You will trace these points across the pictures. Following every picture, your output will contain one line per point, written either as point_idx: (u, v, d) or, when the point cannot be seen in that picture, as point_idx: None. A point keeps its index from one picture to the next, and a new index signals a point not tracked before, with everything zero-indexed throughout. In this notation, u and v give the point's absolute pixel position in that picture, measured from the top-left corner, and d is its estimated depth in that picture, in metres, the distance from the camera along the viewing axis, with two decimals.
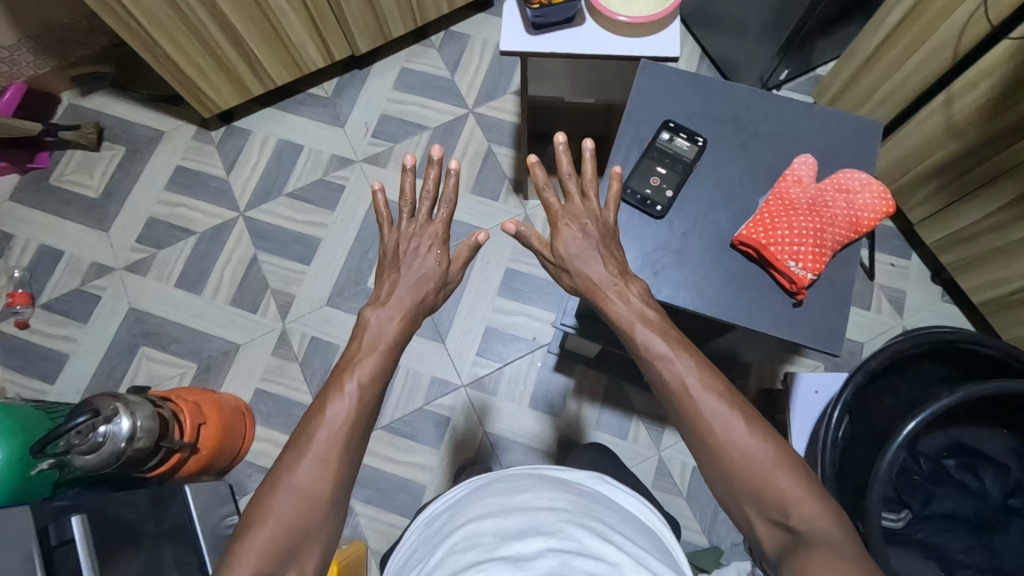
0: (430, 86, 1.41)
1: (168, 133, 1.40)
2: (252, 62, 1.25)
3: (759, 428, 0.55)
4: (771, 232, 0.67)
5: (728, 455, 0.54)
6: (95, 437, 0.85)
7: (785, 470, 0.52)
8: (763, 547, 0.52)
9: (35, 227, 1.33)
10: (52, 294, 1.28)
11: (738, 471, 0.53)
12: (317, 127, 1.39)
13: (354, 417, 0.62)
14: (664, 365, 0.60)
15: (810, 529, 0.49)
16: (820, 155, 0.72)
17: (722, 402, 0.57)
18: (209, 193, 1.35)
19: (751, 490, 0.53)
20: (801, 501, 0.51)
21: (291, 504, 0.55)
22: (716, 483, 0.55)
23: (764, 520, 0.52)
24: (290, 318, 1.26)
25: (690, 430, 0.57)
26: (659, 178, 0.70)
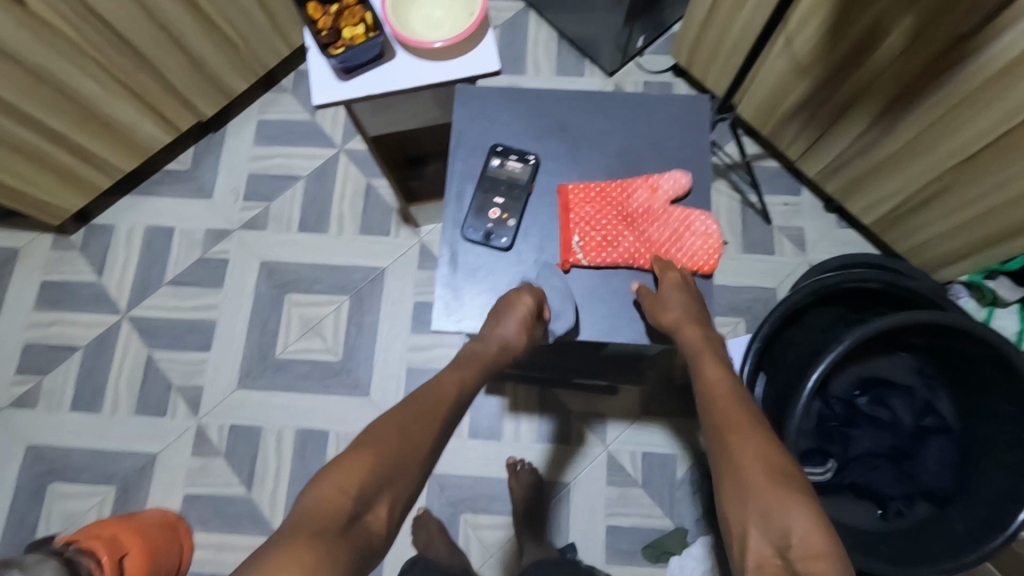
0: (292, 133, 1.34)
1: (23, 249, 1.28)
2: (88, 157, 1.16)
3: (778, 461, 0.56)
4: (582, 203, 0.71)
5: (746, 473, 0.55)
6: None
7: (798, 505, 0.52)
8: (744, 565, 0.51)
9: None
10: None
11: (756, 488, 0.54)
12: (183, 205, 1.30)
13: (453, 398, 0.62)
14: (715, 372, 0.64)
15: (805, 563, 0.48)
16: (648, 149, 0.73)
17: (757, 426, 0.59)
18: (83, 302, 1.26)
19: (761, 508, 0.52)
20: (809, 536, 0.50)
21: (395, 438, 0.57)
22: (726, 503, 0.56)
23: (762, 537, 0.51)
24: (203, 412, 1.19)
25: (721, 437, 0.59)
26: (499, 209, 0.71)
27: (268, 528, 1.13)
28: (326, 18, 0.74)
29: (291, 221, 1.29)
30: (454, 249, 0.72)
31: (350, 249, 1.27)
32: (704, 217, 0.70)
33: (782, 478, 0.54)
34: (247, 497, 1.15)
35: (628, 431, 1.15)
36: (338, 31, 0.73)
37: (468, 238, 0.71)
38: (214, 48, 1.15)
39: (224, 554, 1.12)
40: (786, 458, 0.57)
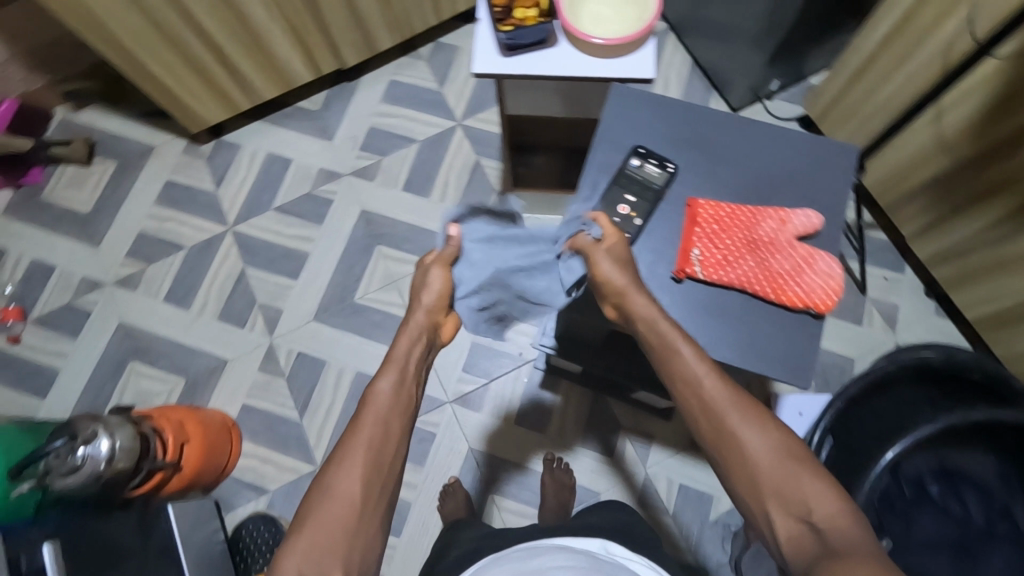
0: (418, 98, 1.40)
1: (158, 148, 1.40)
2: (239, 78, 1.26)
3: (779, 439, 0.59)
4: (711, 217, 0.71)
5: (753, 456, 0.58)
6: (73, 459, 0.86)
7: (809, 474, 0.56)
8: (780, 545, 0.54)
9: (28, 242, 1.35)
10: (44, 308, 1.30)
11: (767, 470, 0.57)
12: (305, 141, 1.39)
13: (382, 427, 0.67)
14: (680, 358, 0.64)
15: (832, 531, 0.52)
16: (782, 186, 0.74)
17: (745, 403, 0.62)
18: (198, 207, 1.36)
19: (774, 488, 0.56)
20: (826, 502, 0.54)
21: (333, 504, 0.62)
22: (739, 491, 0.59)
23: (783, 514, 0.55)
24: (277, 333, 1.26)
25: (714, 427, 0.61)
26: (628, 206, 0.73)
27: (309, 455, 1.19)
28: None
29: (398, 179, 1.35)
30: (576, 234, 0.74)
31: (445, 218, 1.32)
32: (828, 260, 0.69)
33: (786, 459, 0.57)
34: (298, 422, 1.21)
35: (671, 458, 1.15)
36: (512, 9, 0.77)
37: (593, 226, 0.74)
38: (375, 5, 1.23)
39: (265, 468, 1.19)
40: (782, 430, 0.60)
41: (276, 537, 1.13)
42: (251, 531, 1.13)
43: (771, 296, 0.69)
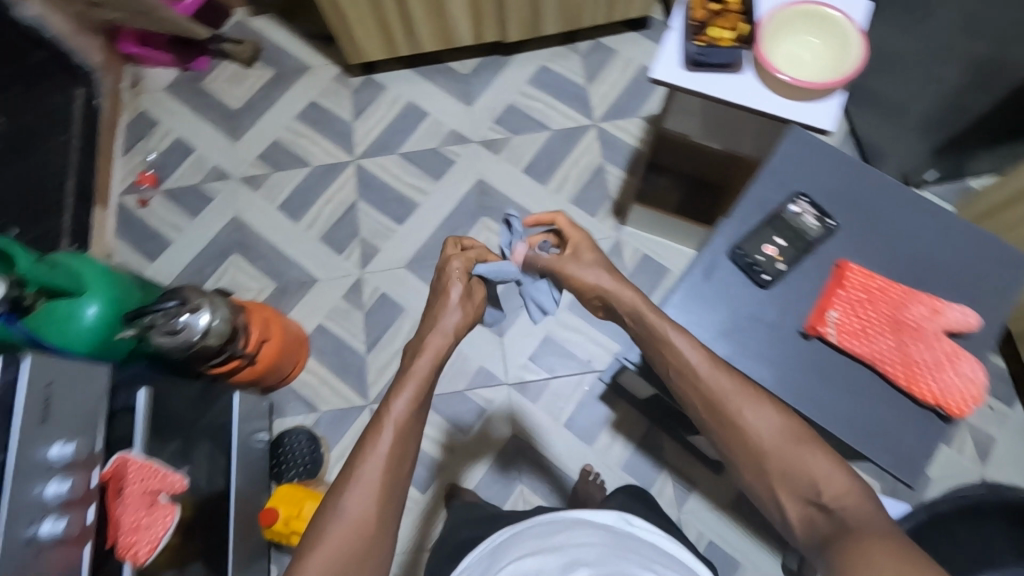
0: (562, 89, 1.42)
1: (313, 69, 1.48)
2: (408, 26, 1.31)
3: (781, 418, 0.60)
4: (858, 286, 0.69)
5: (756, 440, 0.59)
6: (176, 323, 0.93)
7: (814, 452, 0.57)
8: (792, 525, 0.57)
9: (178, 120, 1.46)
10: (175, 183, 1.41)
11: (772, 455, 0.58)
12: (446, 100, 1.43)
13: (399, 448, 0.63)
14: (679, 351, 0.65)
15: (841, 507, 0.54)
16: (936, 277, 0.70)
17: (743, 387, 0.62)
18: (332, 133, 1.43)
19: (780, 469, 0.58)
20: (833, 480, 0.56)
21: (343, 528, 0.58)
22: (746, 477, 0.61)
23: (794, 497, 0.57)
24: (368, 269, 1.31)
25: (716, 414, 0.62)
26: (775, 249, 0.71)
27: (364, 390, 1.24)
28: (703, 11, 0.78)
29: (521, 159, 1.37)
30: (712, 261, 0.72)
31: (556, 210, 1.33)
32: (973, 364, 0.66)
33: (790, 441, 0.59)
34: (362, 356, 1.26)
35: (708, 512, 1.11)
36: (707, 26, 0.77)
37: (732, 257, 0.72)
38: None
39: (321, 389, 1.24)
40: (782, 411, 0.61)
41: (314, 455, 1.17)
42: (295, 440, 1.18)
43: (900, 383, 0.66)
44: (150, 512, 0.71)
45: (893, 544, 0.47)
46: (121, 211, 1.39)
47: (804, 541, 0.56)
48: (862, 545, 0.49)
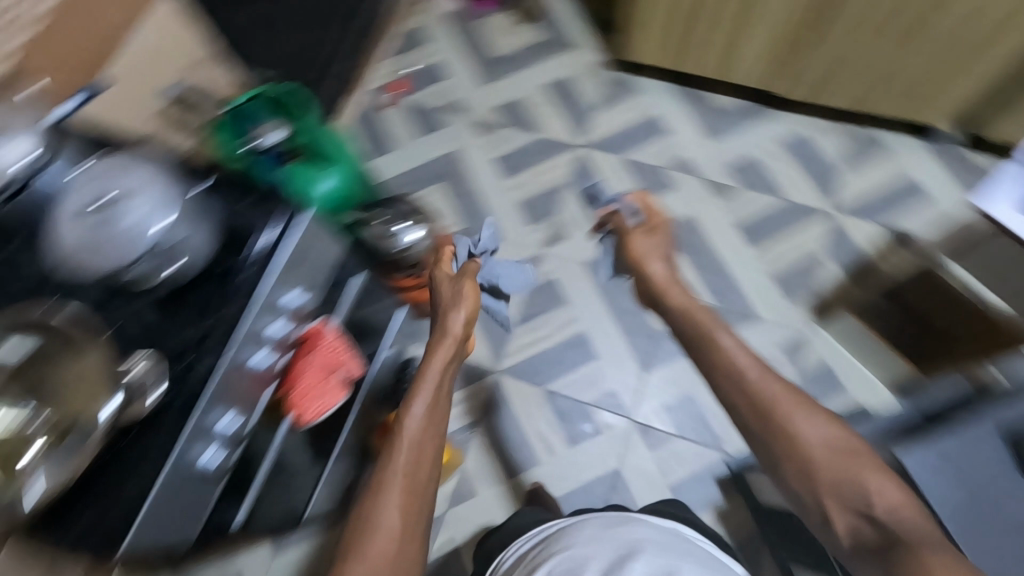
0: (813, 164, 1.34)
1: (580, 48, 1.51)
2: (695, 45, 1.29)
3: (832, 433, 0.70)
4: None
5: (805, 448, 0.70)
6: (388, 230, 0.99)
7: (871, 474, 0.66)
8: (836, 531, 0.67)
9: (443, 46, 1.54)
10: (418, 99, 1.49)
11: (822, 467, 0.68)
12: (691, 126, 1.40)
13: (416, 454, 0.70)
14: (735, 355, 0.79)
15: (889, 519, 0.63)
16: None
17: (792, 398, 0.73)
18: (571, 113, 1.45)
19: (830, 484, 0.67)
20: (884, 495, 0.65)
21: (381, 535, 0.64)
22: (790, 478, 0.71)
23: (846, 512, 0.66)
24: (550, 251, 1.33)
25: (770, 429, 0.72)
26: None
27: (497, 358, 1.25)
28: None
29: (740, 214, 1.31)
30: None
31: (754, 278, 1.26)
32: None
33: (846, 455, 0.68)
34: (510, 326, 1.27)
35: None
36: None
37: None
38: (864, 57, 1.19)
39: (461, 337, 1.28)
40: (832, 426, 0.71)
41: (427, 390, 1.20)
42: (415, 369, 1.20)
43: None
44: (327, 392, 0.78)
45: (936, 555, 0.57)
46: (364, 104, 1.49)
47: (848, 547, 0.66)
48: (911, 551, 0.58)
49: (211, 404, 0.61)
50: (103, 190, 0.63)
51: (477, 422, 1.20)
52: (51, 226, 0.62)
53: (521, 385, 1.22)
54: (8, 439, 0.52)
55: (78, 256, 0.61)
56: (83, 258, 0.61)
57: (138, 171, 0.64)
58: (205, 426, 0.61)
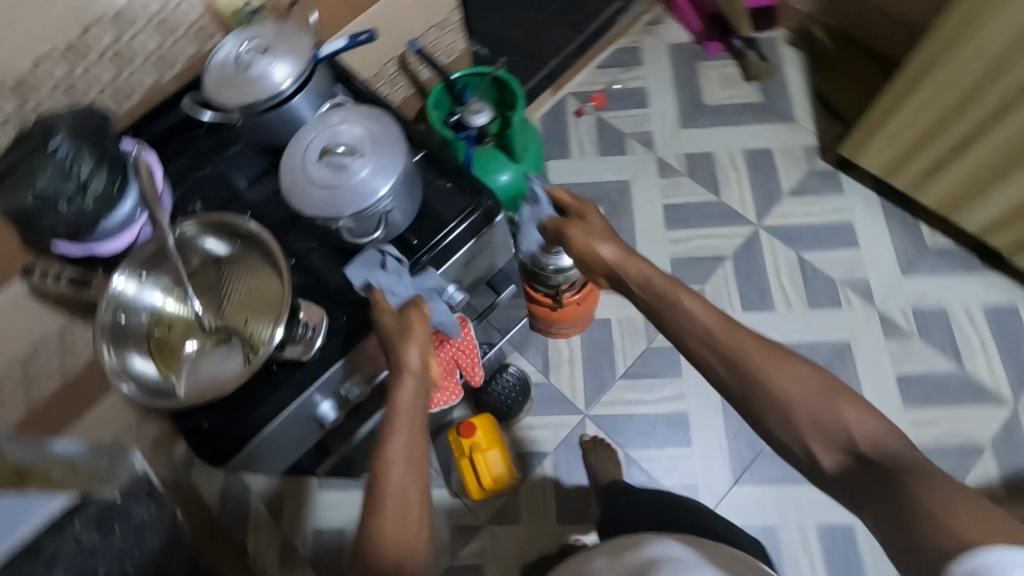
0: (1013, 346, 1.17)
1: (797, 126, 1.40)
2: (929, 174, 1.16)
3: (809, 370, 0.53)
4: None
5: (786, 397, 0.52)
6: (550, 247, 0.94)
7: (853, 406, 0.50)
8: (819, 471, 0.51)
9: (656, 75, 1.49)
10: (612, 118, 1.46)
11: (786, 398, 0.52)
12: (886, 251, 1.27)
13: (405, 506, 0.51)
14: (669, 308, 0.62)
15: (880, 456, 0.48)
16: None
17: (760, 340, 0.55)
18: (760, 187, 1.35)
19: (809, 418, 0.51)
20: (868, 423, 0.49)
21: None
22: (766, 422, 0.53)
23: (829, 449, 0.50)
24: None
25: (725, 369, 0.56)
26: None
27: (591, 401, 1.20)
28: None
29: (905, 365, 1.17)
30: None
31: None
32: None
33: (828, 392, 0.51)
34: (615, 376, 1.22)
35: None
36: None
37: None
38: None
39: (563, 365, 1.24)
40: (802, 360, 0.54)
41: (511, 403, 1.16)
42: (506, 380, 1.16)
43: None
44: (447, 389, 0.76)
45: (939, 487, 0.43)
46: (559, 104, 1.48)
47: (833, 484, 0.50)
48: (904, 483, 0.45)
49: (347, 365, 0.61)
50: (350, 137, 0.58)
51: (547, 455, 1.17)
52: (291, 152, 0.59)
53: (604, 438, 1.17)
54: (184, 320, 0.61)
55: (303, 191, 0.56)
56: (306, 195, 0.56)
57: (391, 130, 0.58)
58: (336, 387, 0.63)
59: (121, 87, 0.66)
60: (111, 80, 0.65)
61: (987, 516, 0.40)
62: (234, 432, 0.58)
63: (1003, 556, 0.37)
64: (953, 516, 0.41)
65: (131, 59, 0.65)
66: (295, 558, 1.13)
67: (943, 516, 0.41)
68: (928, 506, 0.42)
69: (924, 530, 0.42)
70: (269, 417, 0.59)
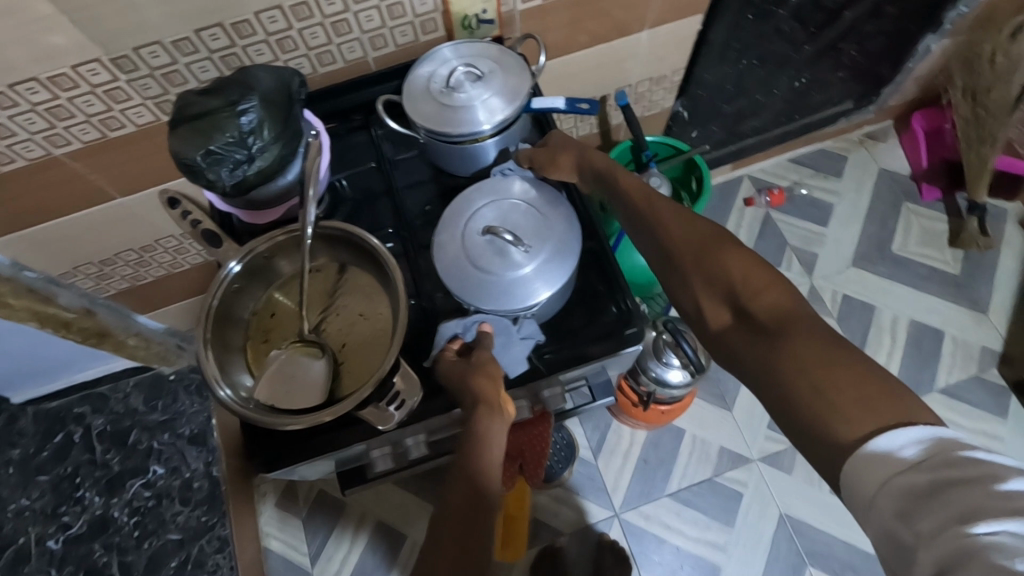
0: None
1: (984, 319, 1.21)
2: None
3: (690, 221, 0.53)
4: None
5: (669, 244, 0.52)
6: (663, 356, 0.87)
7: (736, 251, 0.49)
8: (701, 325, 0.49)
9: (850, 196, 1.32)
10: (781, 222, 1.31)
11: (692, 254, 0.51)
12: None
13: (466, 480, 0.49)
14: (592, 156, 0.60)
15: (759, 306, 0.46)
16: None
17: (667, 201, 0.55)
18: (911, 367, 1.18)
19: (705, 275, 0.49)
20: (751, 273, 0.48)
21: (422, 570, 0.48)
22: (665, 282, 0.53)
23: (711, 296, 0.49)
24: (764, 468, 1.13)
25: (638, 227, 0.56)
26: None
27: (628, 506, 1.12)
28: None
29: None
30: None
31: None
32: None
33: (701, 246, 0.51)
34: (663, 494, 1.12)
35: None
36: None
37: None
38: None
39: (615, 453, 1.15)
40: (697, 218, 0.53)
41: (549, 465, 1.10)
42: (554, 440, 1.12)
43: None
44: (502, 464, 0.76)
45: (837, 365, 0.40)
46: (733, 183, 1.34)
47: (714, 338, 0.48)
48: (786, 348, 0.42)
49: (438, 424, 0.60)
50: (525, 230, 0.56)
51: (563, 533, 1.10)
52: (464, 208, 0.58)
53: (624, 548, 1.09)
54: (292, 318, 0.59)
55: (450, 259, 0.55)
56: (451, 265, 0.55)
57: (567, 249, 0.54)
58: (399, 440, 0.61)
59: (327, 53, 0.63)
60: (320, 44, 0.62)
61: (870, 392, 0.39)
62: (295, 444, 0.57)
63: (892, 439, 0.37)
64: (840, 394, 0.39)
65: (347, 32, 0.62)
66: (293, 504, 1.11)
67: (837, 407, 0.39)
68: (814, 379, 0.40)
69: (808, 411, 0.40)
70: (359, 438, 0.57)
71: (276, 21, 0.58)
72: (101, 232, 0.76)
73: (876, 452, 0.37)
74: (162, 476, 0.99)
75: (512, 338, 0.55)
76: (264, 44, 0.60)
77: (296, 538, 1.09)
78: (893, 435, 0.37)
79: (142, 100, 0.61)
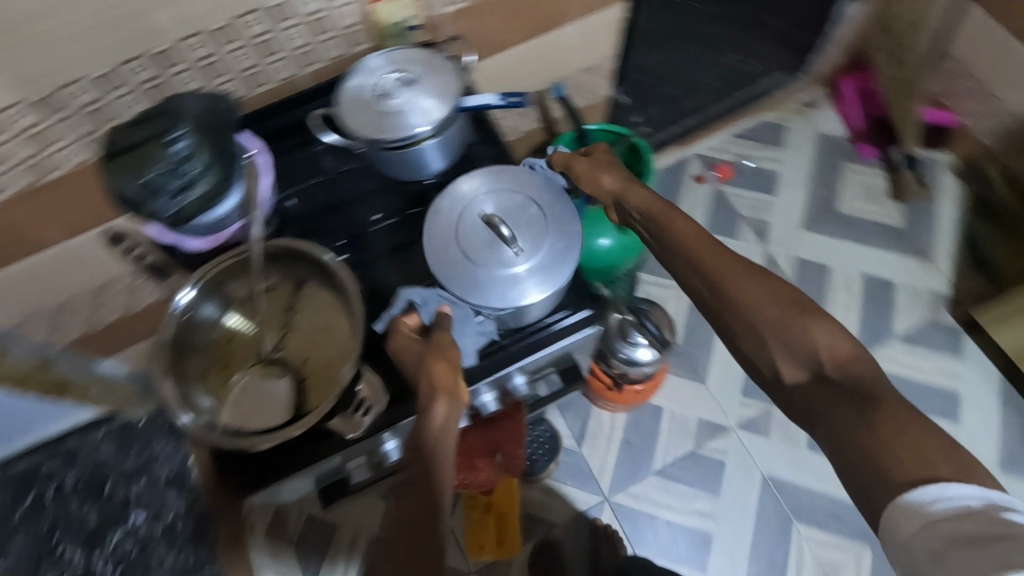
0: None
1: (931, 265, 1.26)
2: None
3: (772, 284, 0.53)
4: None
5: (748, 306, 0.52)
6: (631, 336, 0.88)
7: (822, 317, 0.50)
8: (773, 381, 0.51)
9: (794, 163, 1.37)
10: (732, 196, 1.35)
11: (769, 317, 0.51)
12: (987, 437, 1.13)
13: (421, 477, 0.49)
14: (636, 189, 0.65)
15: (840, 370, 0.48)
16: None
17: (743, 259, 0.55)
18: (868, 319, 1.22)
19: (783, 334, 0.50)
20: (835, 337, 0.49)
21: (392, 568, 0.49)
22: (737, 340, 0.53)
23: (790, 357, 0.50)
24: (743, 434, 1.16)
25: (704, 279, 0.56)
26: None
27: (617, 489, 1.13)
28: None
29: None
30: None
31: None
32: None
33: (787, 310, 0.51)
34: (649, 473, 1.14)
35: None
36: None
37: None
38: None
39: (599, 439, 1.17)
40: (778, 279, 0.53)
41: (535, 459, 1.12)
42: (537, 434, 1.13)
43: None
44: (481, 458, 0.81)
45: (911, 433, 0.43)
46: (681, 163, 1.38)
47: (786, 395, 0.50)
48: (870, 418, 0.44)
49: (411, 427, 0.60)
50: (523, 228, 0.58)
51: (557, 525, 1.11)
52: (459, 194, 0.60)
53: (618, 531, 1.10)
54: (252, 339, 0.59)
55: (439, 240, 0.58)
56: (440, 246, 0.58)
57: (564, 253, 0.57)
58: (374, 449, 0.61)
59: (257, 74, 0.64)
60: (249, 67, 0.63)
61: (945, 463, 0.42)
62: (267, 463, 0.57)
63: (956, 502, 0.40)
64: (911, 463, 0.42)
65: (274, 52, 0.62)
66: (284, 533, 1.09)
67: (910, 470, 0.42)
68: (890, 447, 0.43)
69: (876, 473, 0.43)
70: (332, 450, 0.57)
71: (200, 48, 0.58)
72: (48, 280, 0.74)
73: (928, 507, 0.40)
74: (144, 523, 0.97)
75: (469, 325, 0.57)
76: (191, 72, 0.60)
77: (290, 567, 1.07)
78: (953, 496, 0.40)
79: (72, 141, 0.60)
